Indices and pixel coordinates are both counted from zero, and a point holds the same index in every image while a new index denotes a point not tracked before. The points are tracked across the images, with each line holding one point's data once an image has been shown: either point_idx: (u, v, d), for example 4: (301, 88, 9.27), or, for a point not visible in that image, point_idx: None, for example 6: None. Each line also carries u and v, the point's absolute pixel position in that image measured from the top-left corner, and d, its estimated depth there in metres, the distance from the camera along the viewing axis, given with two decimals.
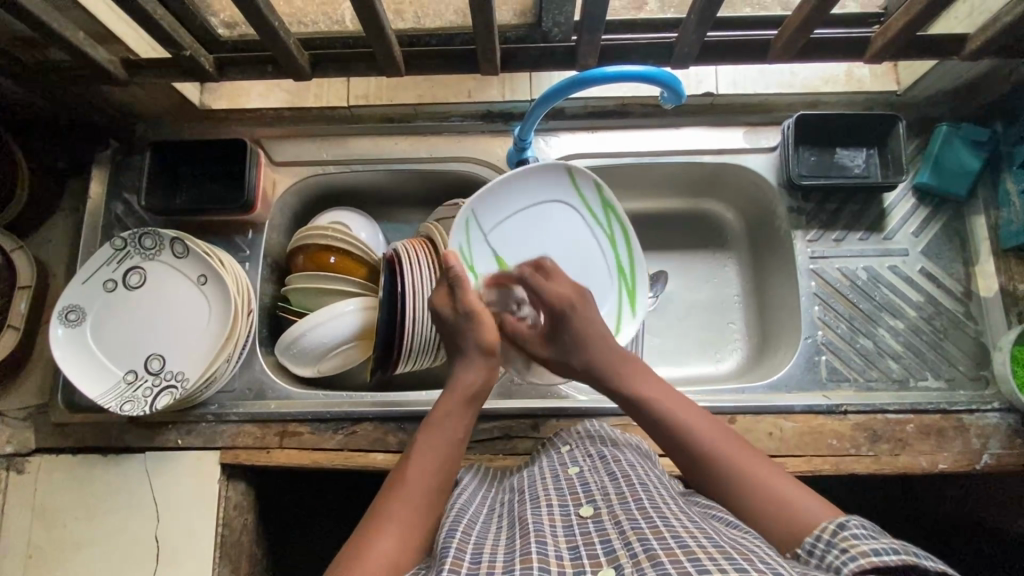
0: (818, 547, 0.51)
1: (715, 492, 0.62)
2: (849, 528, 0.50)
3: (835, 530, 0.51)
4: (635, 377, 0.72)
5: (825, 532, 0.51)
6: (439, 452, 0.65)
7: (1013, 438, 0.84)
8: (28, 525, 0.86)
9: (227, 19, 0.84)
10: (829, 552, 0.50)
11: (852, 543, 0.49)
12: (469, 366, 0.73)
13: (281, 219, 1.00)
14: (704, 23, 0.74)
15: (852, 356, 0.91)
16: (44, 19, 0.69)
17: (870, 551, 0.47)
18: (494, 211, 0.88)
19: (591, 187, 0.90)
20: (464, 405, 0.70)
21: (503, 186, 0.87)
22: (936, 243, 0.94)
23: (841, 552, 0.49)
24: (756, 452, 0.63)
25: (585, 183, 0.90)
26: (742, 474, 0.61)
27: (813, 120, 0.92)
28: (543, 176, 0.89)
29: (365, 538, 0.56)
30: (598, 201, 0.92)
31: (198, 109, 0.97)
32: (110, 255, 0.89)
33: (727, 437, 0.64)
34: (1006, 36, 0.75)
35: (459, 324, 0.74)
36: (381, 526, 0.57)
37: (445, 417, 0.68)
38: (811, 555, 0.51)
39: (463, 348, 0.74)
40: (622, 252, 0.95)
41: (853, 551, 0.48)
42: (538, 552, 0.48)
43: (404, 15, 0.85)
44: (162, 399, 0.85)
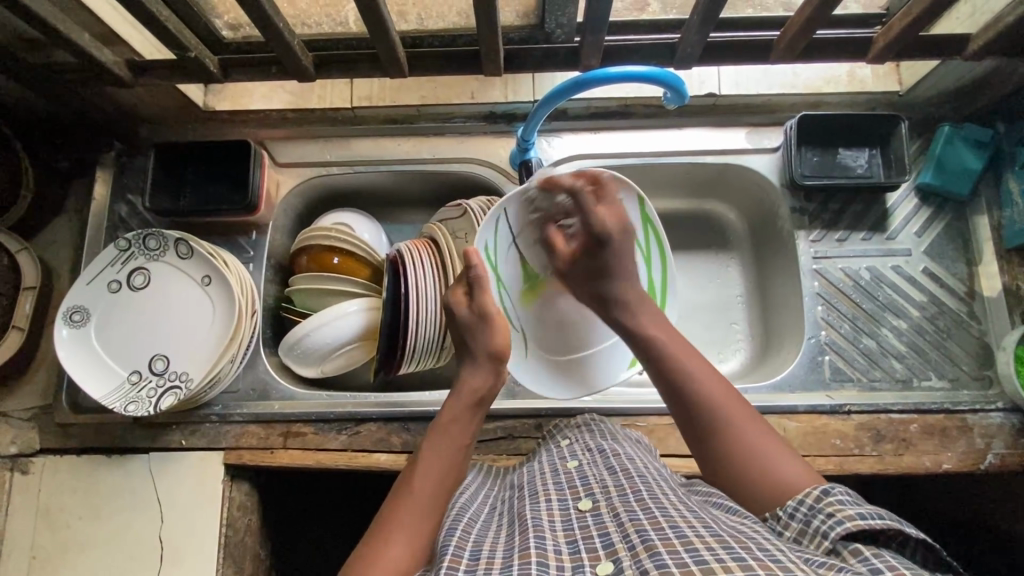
0: (801, 512, 0.52)
1: (700, 430, 0.62)
2: (835, 494, 0.51)
3: (820, 496, 0.51)
4: (646, 317, 0.71)
5: (809, 497, 0.52)
6: (447, 458, 0.65)
7: (1016, 438, 0.84)
8: (32, 526, 0.86)
9: (231, 21, 0.83)
10: (813, 517, 0.50)
11: (838, 507, 0.49)
12: (478, 369, 0.73)
13: (285, 220, 1.00)
14: (707, 23, 0.74)
15: (855, 356, 0.91)
16: (50, 21, 0.69)
17: (856, 515, 0.48)
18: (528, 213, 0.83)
19: (632, 204, 0.83)
20: (472, 408, 0.70)
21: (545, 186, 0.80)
22: (938, 243, 0.94)
23: (827, 517, 0.49)
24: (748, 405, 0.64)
25: (627, 196, 0.82)
26: (733, 420, 0.61)
27: (816, 120, 0.92)
28: None
29: (372, 545, 0.56)
30: (638, 215, 0.84)
31: (202, 111, 0.97)
32: (115, 256, 0.89)
33: (723, 383, 0.64)
34: (1008, 35, 0.76)
35: (470, 326, 0.74)
36: (388, 531, 0.57)
37: (453, 422, 0.68)
38: (793, 518, 0.52)
39: (473, 351, 0.73)
40: (655, 269, 0.89)
41: (840, 515, 0.48)
42: (537, 546, 0.49)
43: (408, 17, 0.83)
44: (167, 399, 0.85)
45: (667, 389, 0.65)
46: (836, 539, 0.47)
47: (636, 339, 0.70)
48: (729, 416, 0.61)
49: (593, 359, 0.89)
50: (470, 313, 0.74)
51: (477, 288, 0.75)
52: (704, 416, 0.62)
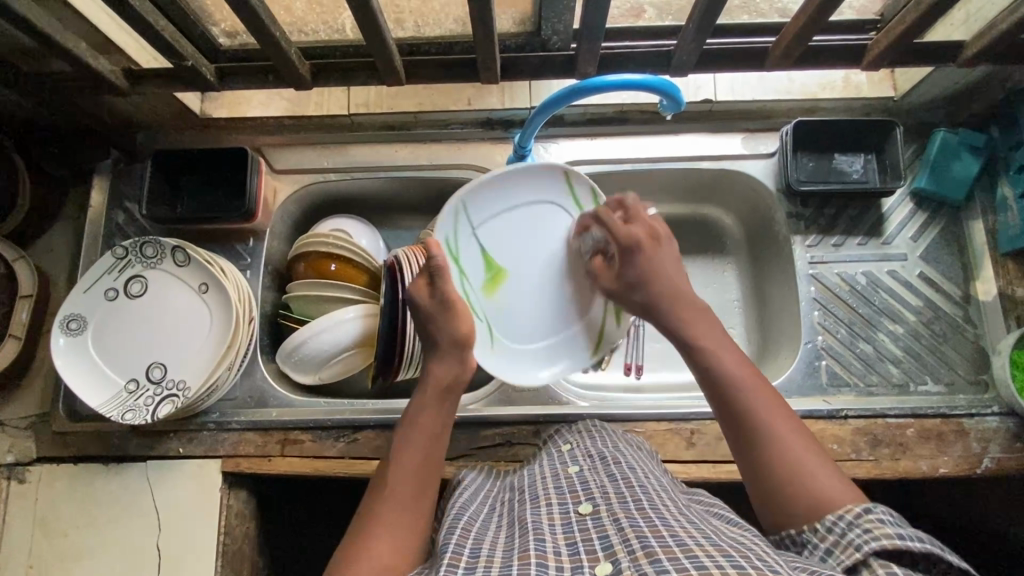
0: (839, 526, 0.52)
1: (752, 449, 0.61)
2: (876, 513, 0.51)
3: (861, 513, 0.52)
4: (693, 322, 0.70)
5: (848, 514, 0.53)
6: (420, 447, 0.65)
7: (1013, 442, 0.85)
8: (28, 535, 0.85)
9: (228, 28, 0.82)
10: (851, 531, 0.51)
11: (877, 525, 0.50)
12: (444, 359, 0.72)
13: (282, 227, 1.00)
14: (703, 31, 0.74)
15: (852, 361, 0.91)
16: (47, 31, 0.69)
17: (895, 535, 0.48)
18: (485, 206, 0.86)
19: (585, 190, 0.88)
20: (440, 397, 0.70)
21: (496, 179, 0.85)
22: (934, 249, 0.94)
23: (864, 532, 0.50)
24: (800, 421, 0.62)
25: (580, 184, 0.88)
26: (786, 439, 0.60)
27: (813, 126, 0.93)
28: (536, 173, 0.87)
29: (356, 543, 0.57)
30: (592, 206, 0.89)
31: (199, 118, 0.97)
32: (112, 264, 0.89)
33: (776, 399, 0.63)
34: (1001, 43, 0.76)
35: (432, 314, 0.74)
36: (372, 527, 0.58)
37: (421, 412, 0.68)
38: (830, 531, 0.52)
39: (437, 341, 0.73)
40: None
41: (879, 532, 0.49)
42: (537, 548, 0.49)
43: (405, 24, 0.83)
44: (164, 407, 0.85)
45: (721, 407, 0.64)
46: (868, 552, 0.48)
47: (691, 353, 0.68)
48: (782, 434, 0.60)
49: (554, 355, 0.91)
50: (433, 301, 0.73)
51: (438, 277, 0.74)
52: (757, 435, 0.61)
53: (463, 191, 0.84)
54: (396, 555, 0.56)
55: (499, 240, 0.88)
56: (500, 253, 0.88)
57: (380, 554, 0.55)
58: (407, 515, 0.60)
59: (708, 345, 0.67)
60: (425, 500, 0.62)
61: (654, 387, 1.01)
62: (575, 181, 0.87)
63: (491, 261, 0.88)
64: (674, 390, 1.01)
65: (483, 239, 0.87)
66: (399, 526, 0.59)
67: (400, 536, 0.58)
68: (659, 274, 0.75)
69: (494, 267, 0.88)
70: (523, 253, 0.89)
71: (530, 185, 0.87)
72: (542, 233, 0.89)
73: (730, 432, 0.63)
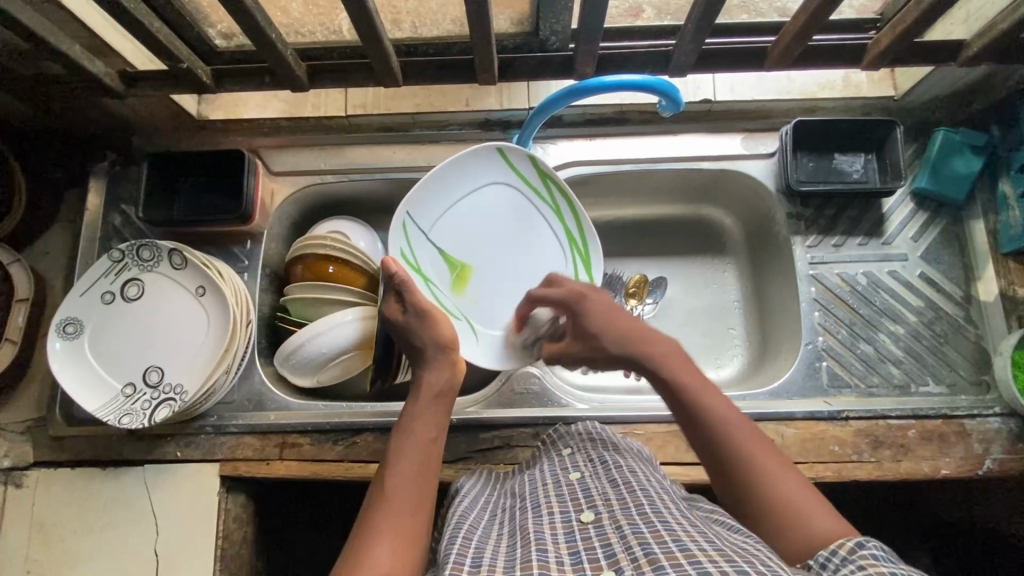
0: (834, 561, 0.50)
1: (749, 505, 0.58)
2: (869, 548, 0.48)
3: (852, 548, 0.49)
4: (674, 364, 0.67)
5: (842, 549, 0.50)
6: (416, 453, 0.65)
7: (1014, 442, 0.84)
8: (25, 540, 0.85)
9: (224, 30, 0.82)
10: (845, 567, 0.48)
11: (870, 562, 0.47)
12: (434, 366, 0.73)
13: (280, 229, 1.00)
14: (701, 32, 0.74)
15: (853, 361, 0.90)
16: (42, 33, 0.69)
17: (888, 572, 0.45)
18: (431, 209, 0.88)
19: (524, 160, 0.90)
20: (432, 403, 0.70)
21: (431, 184, 0.87)
22: (935, 248, 0.94)
23: (857, 569, 0.47)
24: (790, 464, 0.60)
25: (518, 159, 0.90)
26: (771, 482, 0.58)
27: (813, 126, 0.92)
28: (476, 160, 0.89)
29: (357, 550, 0.54)
30: (535, 174, 0.91)
31: (196, 120, 0.97)
32: (108, 267, 0.89)
33: (761, 443, 0.61)
34: (1002, 41, 0.75)
35: (413, 324, 0.75)
36: (375, 530, 0.56)
37: (414, 418, 0.68)
38: (824, 567, 0.50)
39: (423, 350, 0.74)
40: (570, 221, 0.93)
41: (871, 569, 0.46)
42: (538, 558, 0.48)
43: (402, 25, 0.83)
44: (161, 411, 0.84)
45: (707, 453, 0.62)
46: None
47: (671, 393, 0.66)
48: (771, 477, 0.59)
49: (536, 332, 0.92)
50: (407, 317, 0.76)
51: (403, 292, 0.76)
52: (743, 474, 0.59)
53: (408, 202, 0.85)
54: (404, 557, 0.54)
55: (453, 236, 0.90)
56: (457, 248, 0.90)
57: (386, 556, 0.53)
58: (408, 517, 0.58)
59: (688, 384, 0.65)
60: (426, 505, 0.61)
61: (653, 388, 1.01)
62: (513, 155, 0.89)
63: (449, 258, 0.90)
64: None
65: (438, 240, 0.89)
66: (402, 531, 0.57)
67: (404, 538, 0.56)
68: (614, 319, 0.73)
69: (456, 263, 0.90)
70: (480, 243, 0.91)
71: (467, 176, 0.89)
72: (492, 215, 0.92)
73: (721, 475, 0.61)
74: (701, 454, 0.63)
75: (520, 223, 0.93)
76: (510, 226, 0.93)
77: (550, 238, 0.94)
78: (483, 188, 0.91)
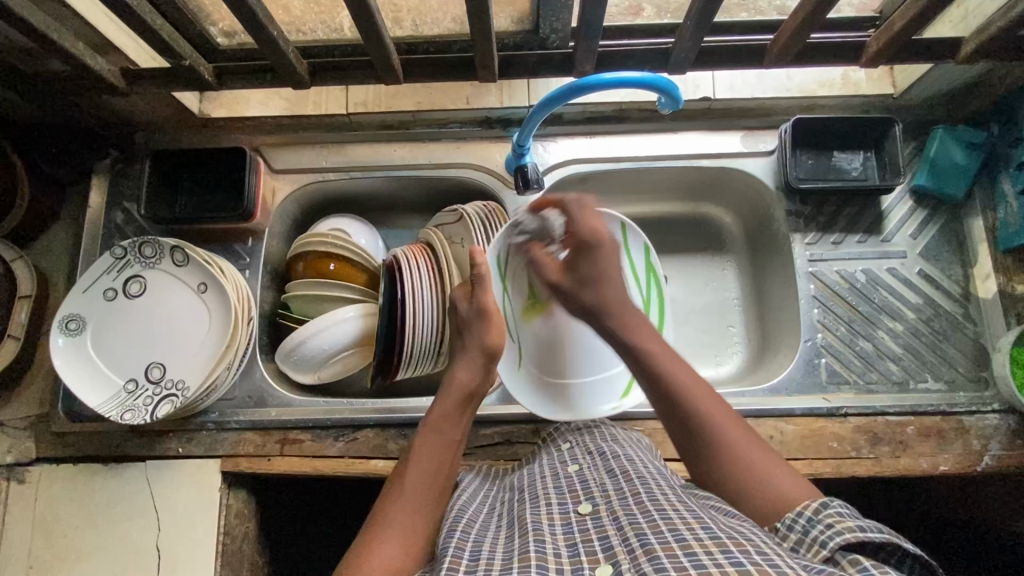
0: (799, 523, 0.51)
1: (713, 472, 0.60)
2: (833, 507, 0.50)
3: (818, 509, 0.51)
4: (641, 331, 0.69)
5: (807, 510, 0.52)
6: (438, 456, 0.65)
7: (1013, 439, 0.84)
8: (28, 535, 0.85)
9: (226, 28, 0.83)
10: (812, 528, 0.50)
11: (836, 518, 0.49)
12: (466, 364, 0.72)
13: (281, 226, 1.00)
14: (701, 28, 0.74)
15: (852, 358, 0.91)
16: (44, 30, 0.69)
17: (855, 527, 0.47)
18: None
19: (638, 245, 0.89)
20: (460, 406, 0.69)
21: None
22: (934, 245, 0.94)
23: (825, 527, 0.49)
24: (754, 432, 0.62)
25: (635, 243, 0.88)
26: (737, 445, 0.60)
27: (812, 124, 0.92)
28: None
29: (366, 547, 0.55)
30: (643, 265, 0.90)
31: (197, 118, 0.97)
32: (110, 264, 0.89)
33: (727, 412, 0.63)
34: (1001, 39, 0.76)
35: (470, 318, 0.74)
36: (385, 529, 0.57)
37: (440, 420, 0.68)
38: (790, 530, 0.51)
39: (467, 343, 0.73)
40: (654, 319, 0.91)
41: (840, 526, 0.48)
42: (537, 550, 0.49)
43: (402, 23, 0.84)
44: (163, 407, 0.85)
45: (677, 425, 0.63)
46: (833, 548, 0.47)
47: (638, 361, 0.68)
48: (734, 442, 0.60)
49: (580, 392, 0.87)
50: (469, 307, 0.74)
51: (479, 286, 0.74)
52: (707, 441, 0.61)
53: None
54: (407, 560, 0.55)
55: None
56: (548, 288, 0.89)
57: (392, 558, 0.54)
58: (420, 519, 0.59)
59: (658, 355, 0.67)
60: (436, 503, 0.61)
61: None
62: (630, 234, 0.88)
63: (535, 294, 0.89)
64: None
65: None
66: (411, 530, 0.57)
67: (411, 537, 0.57)
68: (605, 274, 0.72)
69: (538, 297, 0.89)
70: None
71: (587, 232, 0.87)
72: None
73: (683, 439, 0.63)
74: (669, 426, 0.64)
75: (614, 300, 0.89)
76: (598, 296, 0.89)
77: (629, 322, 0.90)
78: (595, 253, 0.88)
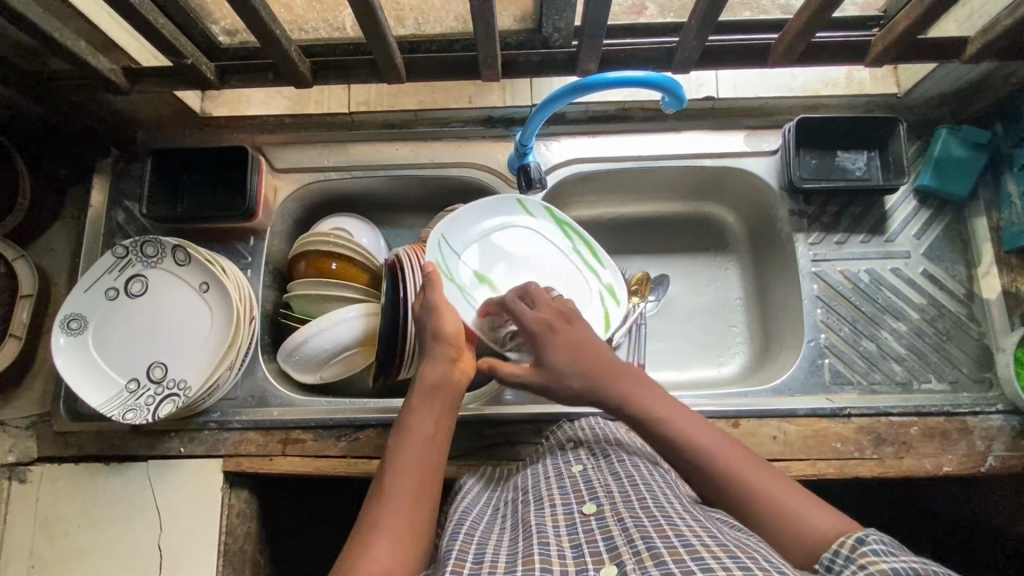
0: (838, 563, 0.49)
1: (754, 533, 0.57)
2: (869, 544, 0.48)
3: (854, 546, 0.49)
4: (642, 394, 0.66)
5: (844, 548, 0.50)
6: (419, 450, 0.63)
7: (1016, 440, 0.84)
8: (29, 535, 0.85)
9: (228, 26, 0.82)
10: (847, 568, 0.48)
11: (871, 559, 0.47)
12: (432, 362, 0.71)
13: (282, 226, 1.00)
14: (706, 27, 0.74)
15: (855, 358, 0.90)
16: (46, 29, 0.69)
17: (890, 570, 0.45)
18: (461, 236, 0.91)
19: (542, 209, 0.93)
20: (428, 396, 0.68)
21: (458, 219, 0.90)
22: (938, 245, 0.94)
23: (858, 567, 0.47)
24: (770, 464, 0.61)
25: (536, 206, 0.93)
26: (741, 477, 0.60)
27: (816, 123, 0.92)
28: (495, 207, 0.92)
29: (359, 548, 0.54)
30: (551, 219, 0.94)
31: (198, 117, 0.97)
32: (112, 263, 0.89)
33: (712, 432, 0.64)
34: (1007, 38, 0.75)
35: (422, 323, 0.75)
36: (376, 529, 0.56)
37: (412, 412, 0.67)
38: (829, 570, 0.50)
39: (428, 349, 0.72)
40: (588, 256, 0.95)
41: (873, 568, 0.46)
42: (540, 552, 0.48)
43: (405, 22, 0.83)
44: (165, 407, 0.84)
45: (699, 484, 0.61)
46: None
47: (647, 428, 0.65)
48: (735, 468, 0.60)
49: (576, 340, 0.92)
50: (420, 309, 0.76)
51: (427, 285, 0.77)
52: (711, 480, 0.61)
53: (439, 226, 0.89)
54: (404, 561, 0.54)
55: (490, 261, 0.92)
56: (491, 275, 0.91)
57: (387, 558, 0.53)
58: (412, 517, 0.58)
59: (660, 417, 0.64)
60: (428, 502, 0.60)
61: None
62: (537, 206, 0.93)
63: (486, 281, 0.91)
64: (674, 387, 1.01)
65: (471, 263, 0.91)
66: (404, 530, 0.56)
67: (407, 538, 0.56)
68: (579, 352, 0.71)
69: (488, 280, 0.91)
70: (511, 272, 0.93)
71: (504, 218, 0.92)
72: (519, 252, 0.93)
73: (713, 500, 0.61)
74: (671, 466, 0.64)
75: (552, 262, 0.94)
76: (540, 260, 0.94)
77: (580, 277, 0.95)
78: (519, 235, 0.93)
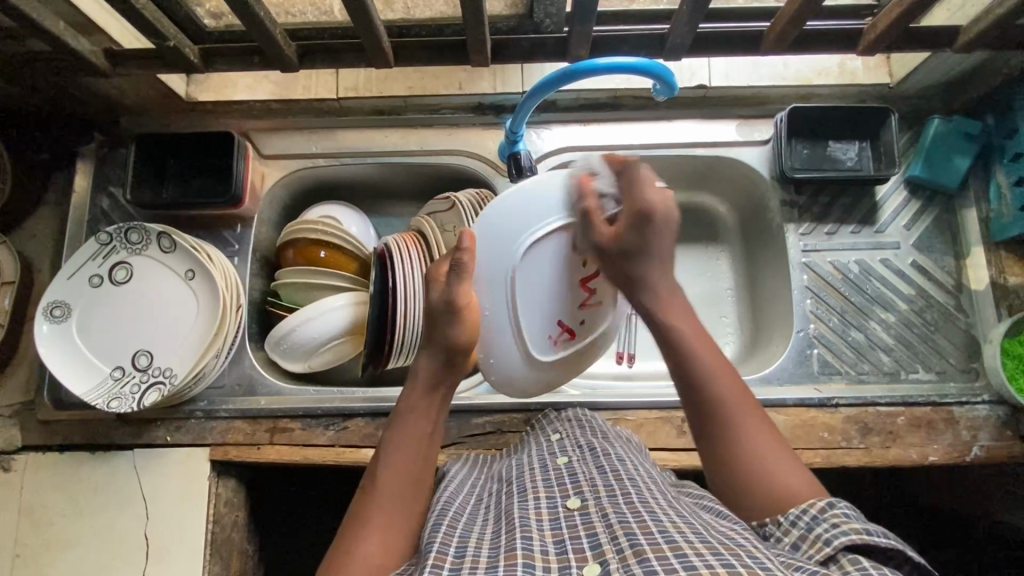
0: (804, 520, 0.50)
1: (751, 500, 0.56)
2: (839, 507, 0.50)
3: (824, 508, 0.50)
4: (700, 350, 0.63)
5: (812, 507, 0.51)
6: (416, 445, 0.63)
7: (1002, 430, 0.85)
8: (14, 524, 0.84)
9: (213, 9, 0.82)
10: (817, 526, 0.49)
11: (842, 519, 0.48)
12: (428, 350, 0.67)
13: (270, 212, 0.99)
14: (695, 13, 0.73)
15: (844, 349, 0.91)
16: (26, 10, 0.67)
17: (862, 529, 0.46)
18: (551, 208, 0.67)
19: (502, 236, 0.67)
20: (428, 394, 0.66)
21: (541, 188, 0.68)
22: (928, 236, 0.94)
23: (831, 526, 0.48)
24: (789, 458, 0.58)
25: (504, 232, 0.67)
26: (739, 415, 0.59)
27: (808, 113, 0.92)
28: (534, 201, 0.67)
29: (345, 545, 0.54)
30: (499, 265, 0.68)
31: (184, 101, 0.95)
32: (96, 250, 0.88)
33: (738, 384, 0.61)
34: (999, 27, 0.75)
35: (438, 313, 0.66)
36: (355, 537, 0.55)
37: (410, 411, 0.65)
38: (794, 526, 0.50)
39: (434, 334, 0.67)
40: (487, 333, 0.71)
41: (846, 527, 0.47)
42: (523, 547, 0.48)
43: (393, 6, 0.83)
44: (150, 395, 0.84)
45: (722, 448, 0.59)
46: (838, 548, 0.46)
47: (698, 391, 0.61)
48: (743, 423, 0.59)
49: (558, 369, 0.78)
50: (440, 299, 0.66)
51: (457, 274, 0.66)
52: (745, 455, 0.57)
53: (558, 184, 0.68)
54: (386, 560, 0.53)
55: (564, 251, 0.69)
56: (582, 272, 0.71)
57: (367, 564, 0.52)
58: (402, 512, 0.58)
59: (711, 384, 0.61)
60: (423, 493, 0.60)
61: (645, 375, 1.01)
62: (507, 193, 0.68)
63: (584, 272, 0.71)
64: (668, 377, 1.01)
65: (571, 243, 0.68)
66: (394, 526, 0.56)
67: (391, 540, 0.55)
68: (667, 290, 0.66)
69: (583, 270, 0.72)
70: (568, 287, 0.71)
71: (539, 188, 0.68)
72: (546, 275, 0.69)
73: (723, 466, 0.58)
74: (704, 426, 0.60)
75: (533, 276, 0.69)
76: (534, 296, 0.70)
77: (510, 310, 0.70)
78: (551, 219, 0.67)
